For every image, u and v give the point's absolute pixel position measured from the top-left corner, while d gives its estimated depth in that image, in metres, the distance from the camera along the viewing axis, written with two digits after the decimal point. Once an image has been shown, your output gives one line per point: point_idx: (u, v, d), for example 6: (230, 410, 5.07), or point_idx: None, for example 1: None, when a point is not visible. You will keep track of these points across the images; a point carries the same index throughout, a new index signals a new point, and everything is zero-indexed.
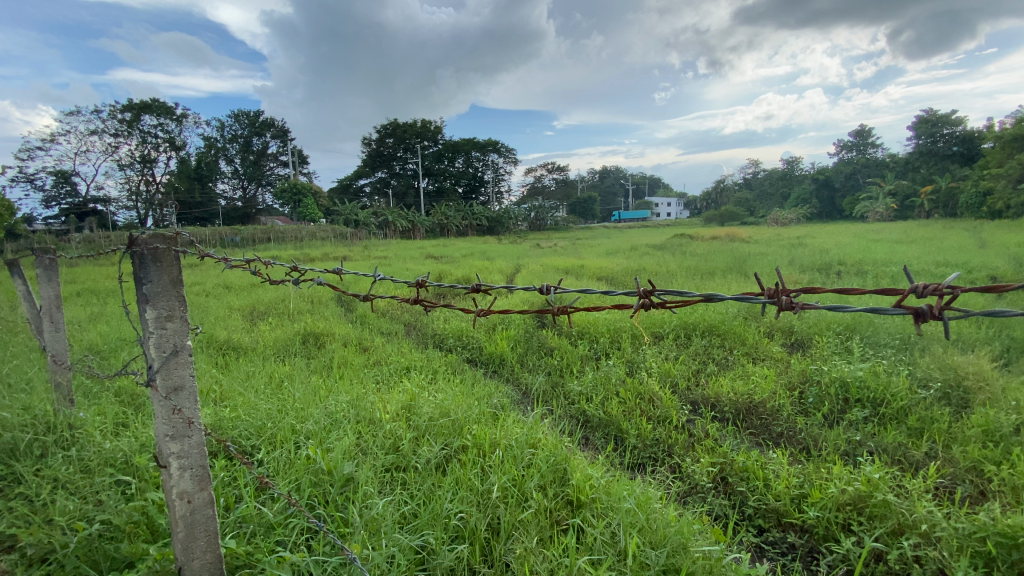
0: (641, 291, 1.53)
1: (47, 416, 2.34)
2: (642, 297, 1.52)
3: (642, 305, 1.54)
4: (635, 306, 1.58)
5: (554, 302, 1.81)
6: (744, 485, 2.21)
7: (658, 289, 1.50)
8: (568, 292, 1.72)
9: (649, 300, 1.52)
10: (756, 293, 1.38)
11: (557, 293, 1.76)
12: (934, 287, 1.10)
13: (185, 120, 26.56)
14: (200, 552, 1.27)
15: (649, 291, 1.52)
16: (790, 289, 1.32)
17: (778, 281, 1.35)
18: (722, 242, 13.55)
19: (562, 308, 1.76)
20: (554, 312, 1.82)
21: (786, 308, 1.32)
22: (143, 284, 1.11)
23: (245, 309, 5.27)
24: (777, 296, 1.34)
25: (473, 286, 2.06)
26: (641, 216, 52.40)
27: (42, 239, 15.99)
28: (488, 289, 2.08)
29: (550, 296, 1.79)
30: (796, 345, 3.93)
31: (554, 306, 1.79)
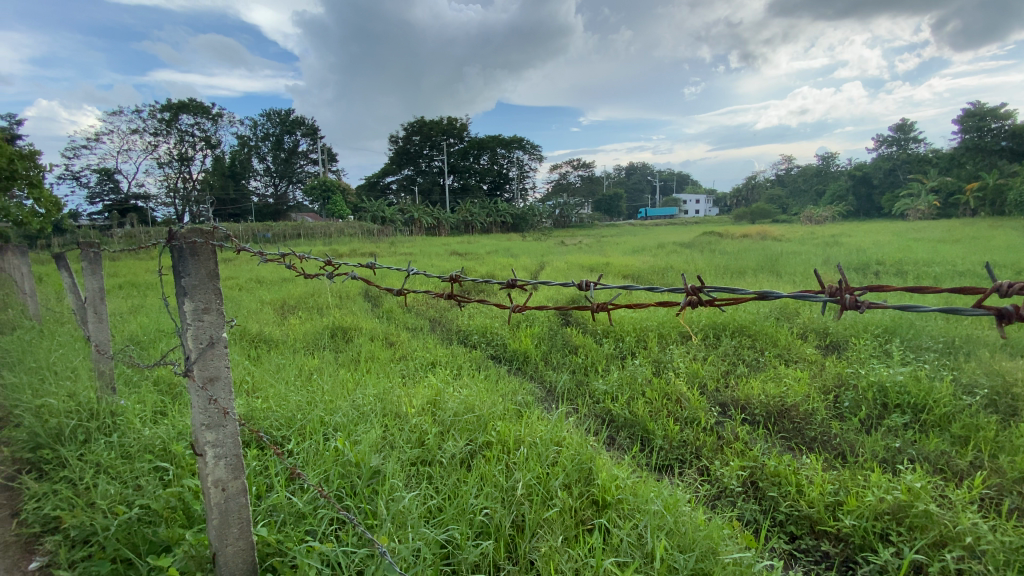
0: (688, 287, 1.48)
1: (91, 403, 2.45)
2: (690, 294, 1.47)
3: (689, 303, 1.49)
4: (680, 304, 1.52)
5: (592, 299, 1.74)
6: (776, 490, 2.14)
7: (709, 287, 1.44)
8: (611, 288, 1.66)
9: (697, 297, 1.47)
10: (816, 292, 1.30)
11: (597, 289, 1.70)
12: (1021, 287, 1.03)
13: (220, 119, 27.48)
14: (234, 538, 1.31)
15: (698, 288, 1.47)
16: (855, 287, 1.23)
17: (841, 277, 1.27)
18: (754, 239, 13.30)
19: (602, 305, 1.71)
20: (594, 310, 1.76)
21: (851, 307, 1.24)
22: (182, 277, 1.15)
23: (277, 303, 5.42)
24: (840, 294, 1.26)
25: (509, 282, 2.00)
26: (667, 214, 51.65)
27: (87, 233, 16.89)
28: (524, 285, 2.02)
29: (589, 292, 1.73)
30: (831, 347, 3.81)
31: (592, 303, 1.73)
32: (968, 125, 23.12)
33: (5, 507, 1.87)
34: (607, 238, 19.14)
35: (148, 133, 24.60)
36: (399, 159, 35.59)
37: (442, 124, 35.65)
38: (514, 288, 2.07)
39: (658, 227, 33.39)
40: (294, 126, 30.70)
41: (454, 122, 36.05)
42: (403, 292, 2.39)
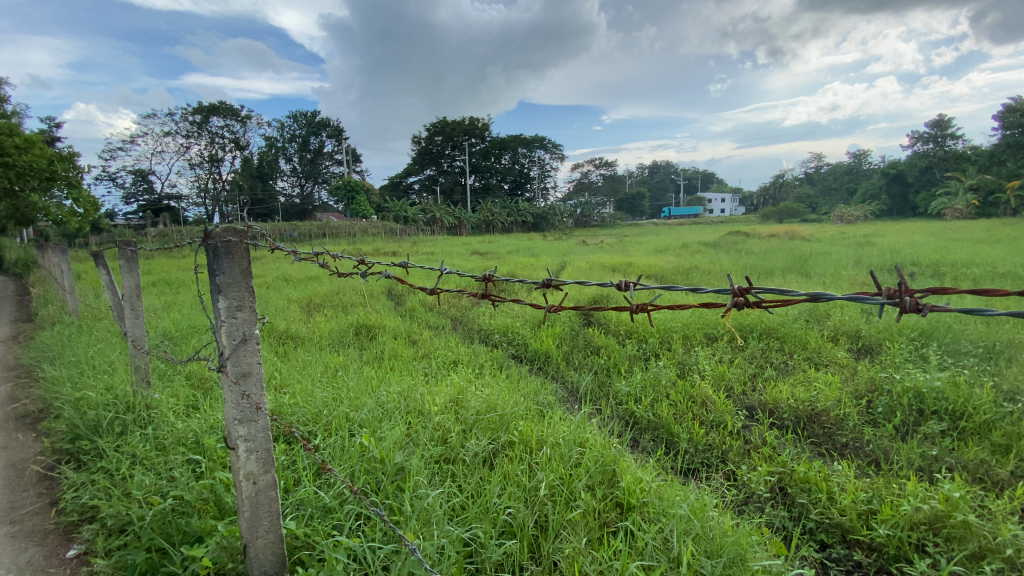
0: (735, 288, 1.40)
1: (127, 396, 2.54)
2: (736, 295, 1.40)
3: (735, 304, 1.41)
4: (726, 306, 1.45)
5: (632, 299, 1.68)
6: (805, 497, 2.09)
7: (757, 288, 1.37)
8: (651, 289, 1.59)
9: (744, 299, 1.39)
10: (872, 294, 1.19)
11: (637, 289, 1.62)
12: None
13: (249, 121, 28.20)
14: (264, 531, 1.34)
15: (746, 288, 1.39)
16: (916, 288, 1.11)
17: (901, 278, 1.15)
18: (782, 239, 13.03)
19: (642, 306, 1.64)
20: (634, 312, 1.70)
21: (911, 310, 1.12)
22: (216, 275, 1.17)
23: (303, 300, 5.52)
24: (899, 296, 1.14)
25: (545, 282, 1.98)
26: (690, 214, 50.85)
27: (123, 232, 17.58)
28: (561, 285, 1.99)
29: (629, 292, 1.66)
30: (863, 350, 3.70)
31: (632, 304, 1.66)
32: (1011, 121, 22.15)
33: (45, 496, 1.99)
34: (629, 238, 18.95)
35: (181, 135, 25.44)
36: (421, 159, 35.86)
37: (464, 124, 35.74)
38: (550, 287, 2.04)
39: (682, 226, 32.81)
40: (320, 128, 31.21)
41: (475, 122, 36.18)
42: (436, 292, 2.36)
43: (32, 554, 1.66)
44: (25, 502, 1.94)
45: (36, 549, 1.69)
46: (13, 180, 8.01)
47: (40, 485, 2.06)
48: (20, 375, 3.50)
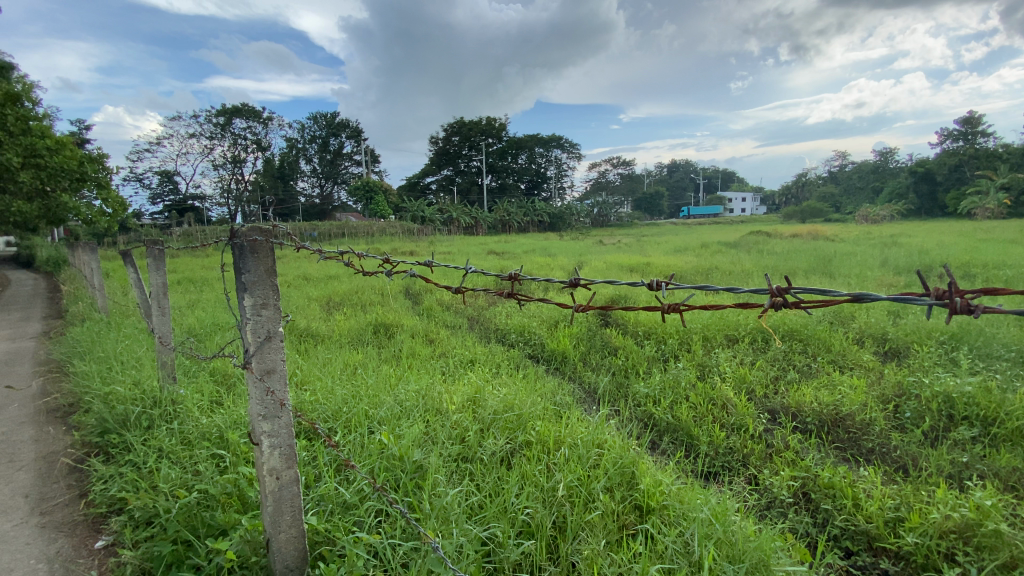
0: (772, 288, 1.33)
1: (154, 391, 2.61)
2: (774, 294, 1.32)
3: (773, 304, 1.33)
4: (763, 306, 1.37)
5: (663, 299, 1.59)
6: (830, 503, 2.04)
7: (796, 287, 1.30)
8: (685, 288, 1.50)
9: (783, 299, 1.31)
10: (919, 294, 1.14)
11: (669, 288, 1.53)
12: None
13: (270, 123, 28.71)
14: (286, 525, 1.36)
15: (785, 288, 1.31)
16: (968, 289, 1.05)
17: (951, 278, 1.09)
18: (805, 240, 12.77)
19: (674, 306, 1.54)
20: (665, 312, 1.60)
21: (962, 311, 1.06)
22: (242, 273, 1.20)
23: (323, 299, 5.59)
24: (948, 297, 1.08)
25: (572, 281, 1.91)
26: (709, 214, 50.16)
27: (149, 232, 18.06)
28: (589, 285, 1.91)
29: (661, 292, 1.57)
30: (889, 354, 3.60)
31: (664, 303, 1.57)
32: None
33: (75, 488, 2.05)
34: (647, 237, 18.78)
35: (205, 137, 26.04)
36: (438, 159, 36.03)
37: (481, 124, 35.85)
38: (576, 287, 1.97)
39: (701, 226, 32.39)
40: (339, 129, 31.59)
41: (492, 122, 36.23)
42: (460, 292, 2.30)
43: (62, 544, 1.72)
44: (56, 494, 2.01)
45: (66, 539, 1.74)
46: (45, 180, 8.27)
47: (70, 477, 2.12)
48: (52, 370, 3.62)
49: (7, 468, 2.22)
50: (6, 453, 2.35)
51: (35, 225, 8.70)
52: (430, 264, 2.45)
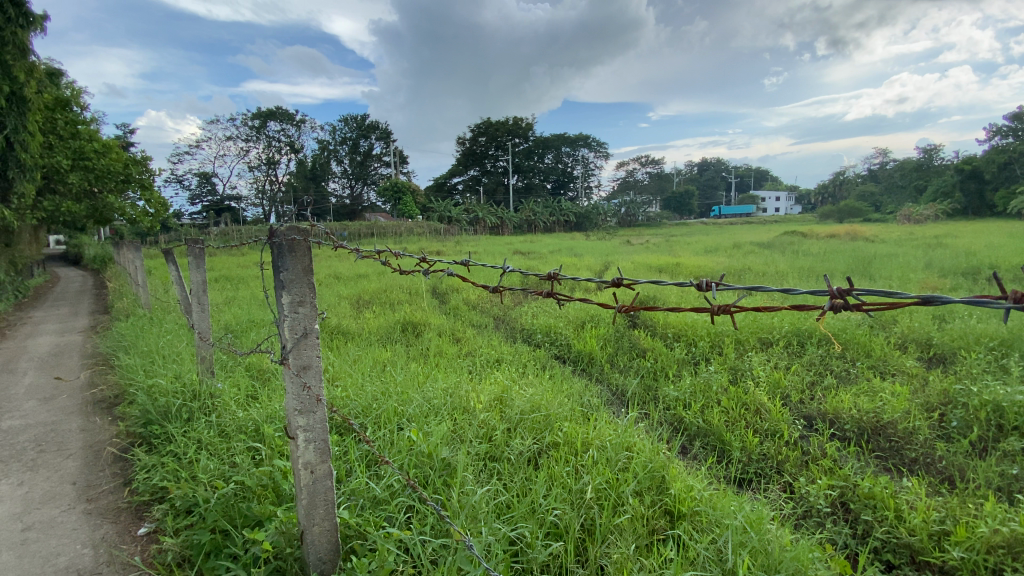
0: (832, 288, 1.16)
1: (193, 385, 2.71)
2: (834, 296, 1.15)
3: (831, 307, 1.17)
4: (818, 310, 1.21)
5: (712, 301, 1.42)
6: (870, 514, 1.96)
7: (858, 287, 1.12)
8: (737, 288, 1.33)
9: (843, 301, 1.14)
10: (995, 297, 1.05)
11: (721, 289, 1.37)
12: None
13: (302, 125, 29.47)
14: (320, 519, 1.38)
15: (846, 288, 1.13)
16: None
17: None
18: (843, 240, 12.35)
19: (724, 308, 1.35)
20: (715, 315, 1.42)
21: None
22: (280, 271, 1.23)
23: (353, 297, 5.70)
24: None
25: (615, 280, 1.73)
26: (741, 213, 49.00)
27: (189, 232, 18.80)
28: (632, 285, 1.73)
29: (710, 293, 1.39)
30: (934, 360, 3.44)
31: (713, 306, 1.39)
32: None
33: (119, 476, 2.15)
34: (677, 238, 18.50)
35: (241, 140, 26.94)
36: (465, 159, 36.23)
37: (508, 124, 35.93)
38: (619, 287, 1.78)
39: (731, 227, 31.68)
40: (369, 131, 32.11)
41: (519, 122, 36.27)
42: (498, 292, 2.13)
43: (107, 531, 1.80)
44: (102, 482, 2.10)
45: (110, 526, 1.82)
46: (93, 182, 8.68)
47: (115, 466, 2.23)
48: (99, 363, 3.80)
49: (56, 456, 2.34)
50: (56, 441, 2.48)
51: (85, 225, 9.15)
52: (468, 263, 2.37)
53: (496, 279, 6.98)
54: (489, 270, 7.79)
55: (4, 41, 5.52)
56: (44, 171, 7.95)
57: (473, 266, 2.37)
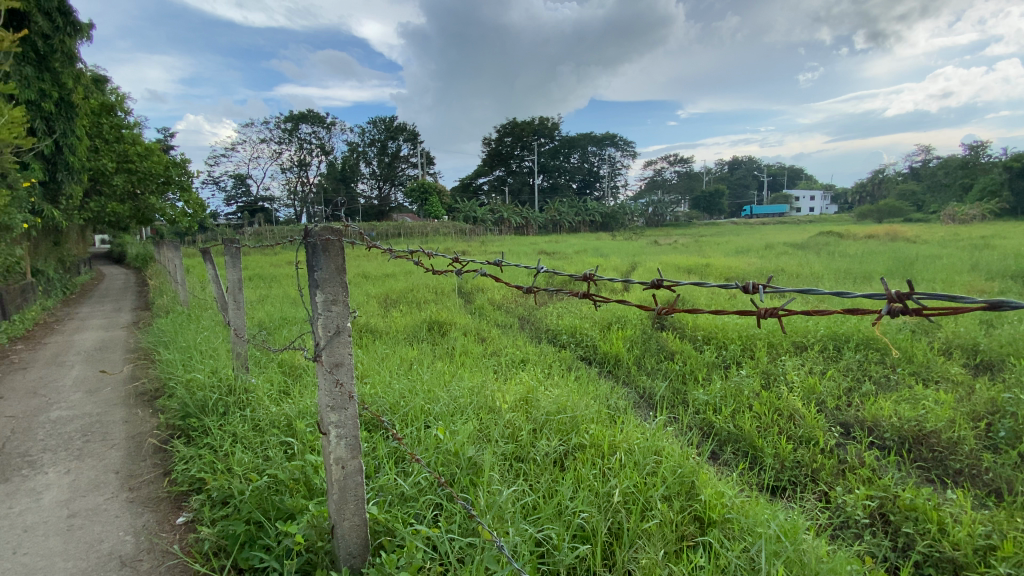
0: (889, 290, 1.03)
1: (229, 379, 2.80)
2: (891, 299, 1.03)
3: (888, 312, 1.05)
4: (872, 315, 1.08)
5: (758, 304, 1.29)
6: (911, 526, 1.88)
7: (920, 290, 0.99)
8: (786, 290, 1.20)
9: (902, 305, 1.02)
10: None
11: (769, 292, 1.23)
12: None
13: (332, 127, 30.12)
14: (350, 513, 1.41)
15: (906, 292, 1.00)
16: None
17: None
18: (883, 241, 11.92)
19: (772, 312, 1.23)
20: (761, 318, 1.30)
21: None
22: (314, 271, 1.26)
23: (381, 296, 5.80)
24: None
25: (654, 282, 1.59)
26: (772, 213, 47.77)
27: (225, 232, 19.46)
28: (673, 286, 1.59)
29: (758, 296, 1.26)
30: (981, 367, 3.28)
31: (759, 309, 1.27)
32: None
33: (159, 466, 2.24)
34: (705, 238, 18.16)
35: (274, 142, 27.73)
36: (491, 160, 36.34)
37: (534, 124, 35.93)
38: (659, 288, 1.64)
39: (762, 227, 30.89)
40: (396, 133, 32.54)
41: (545, 122, 36.24)
42: (532, 292, 2.04)
43: (148, 519, 1.87)
44: (143, 471, 2.20)
45: (151, 514, 1.90)
46: (136, 184, 9.07)
47: (156, 456, 2.32)
48: (140, 357, 3.97)
49: (102, 445, 2.45)
50: (101, 431, 2.61)
51: (128, 225, 9.55)
52: (501, 263, 2.33)
53: (522, 279, 6.99)
54: (515, 270, 7.80)
55: (53, 49, 5.81)
56: (91, 173, 8.33)
57: (507, 266, 2.33)
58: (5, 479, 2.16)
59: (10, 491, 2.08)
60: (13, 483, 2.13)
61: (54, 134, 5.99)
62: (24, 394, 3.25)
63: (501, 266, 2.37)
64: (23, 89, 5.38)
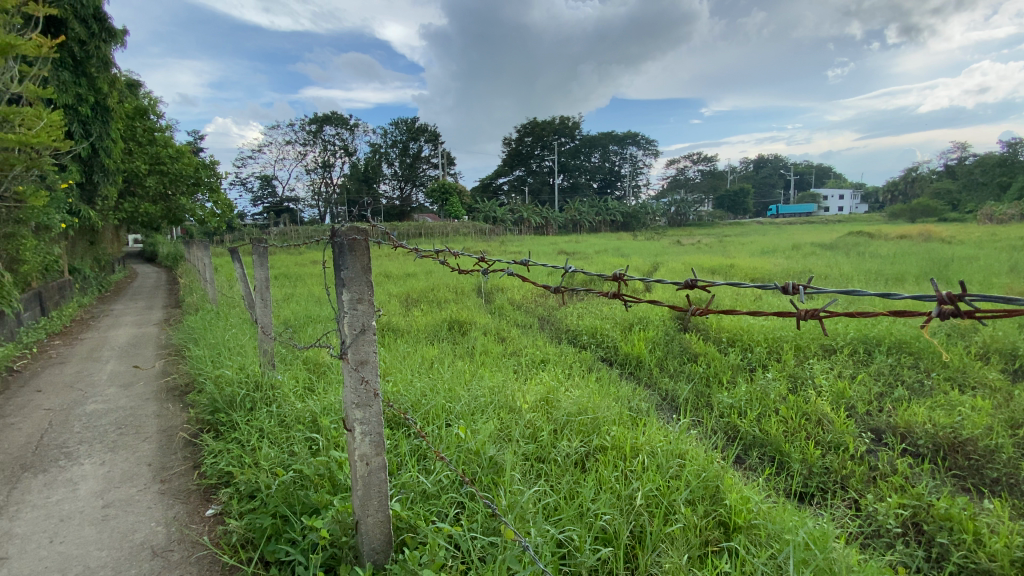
0: (939, 292, 0.99)
1: (256, 376, 2.86)
2: (942, 301, 0.98)
3: (938, 314, 1.00)
4: (920, 317, 1.04)
5: (798, 306, 1.26)
6: (946, 537, 1.82)
7: (973, 292, 0.95)
8: (828, 291, 1.16)
9: (954, 308, 0.98)
10: None
11: (810, 293, 1.20)
12: None
13: (355, 128, 30.58)
14: (374, 510, 1.43)
15: (958, 293, 0.96)
16: None
17: None
18: (916, 241, 11.55)
19: (813, 314, 1.19)
20: (801, 319, 1.27)
21: None
22: (341, 270, 1.28)
23: (403, 295, 5.87)
24: None
25: (688, 282, 1.55)
26: (799, 212, 46.68)
27: (252, 232, 19.95)
28: (707, 287, 1.55)
29: (798, 297, 1.22)
30: (1021, 373, 3.15)
31: (798, 311, 1.24)
32: None
33: (189, 460, 2.31)
34: (729, 237, 17.87)
35: (299, 144, 28.29)
36: (511, 160, 36.32)
37: (555, 124, 35.86)
38: (693, 288, 1.60)
39: (787, 227, 30.23)
40: (418, 133, 32.79)
41: (566, 121, 36.14)
42: (559, 292, 2.01)
43: (178, 510, 1.93)
44: (174, 464, 2.26)
45: (181, 506, 1.96)
46: (167, 185, 9.36)
47: (186, 449, 2.40)
48: (171, 353, 4.09)
49: (135, 438, 2.54)
50: (134, 424, 2.70)
51: (160, 225, 9.86)
52: (526, 263, 2.28)
53: (542, 279, 6.99)
54: (536, 270, 7.80)
55: (89, 55, 6.01)
56: (125, 175, 8.64)
57: (532, 266, 2.29)
58: (44, 470, 2.25)
59: (49, 481, 2.16)
60: (51, 473, 2.23)
61: (90, 137, 6.20)
62: (62, 387, 3.39)
63: (528, 266, 2.32)
64: (60, 94, 5.60)
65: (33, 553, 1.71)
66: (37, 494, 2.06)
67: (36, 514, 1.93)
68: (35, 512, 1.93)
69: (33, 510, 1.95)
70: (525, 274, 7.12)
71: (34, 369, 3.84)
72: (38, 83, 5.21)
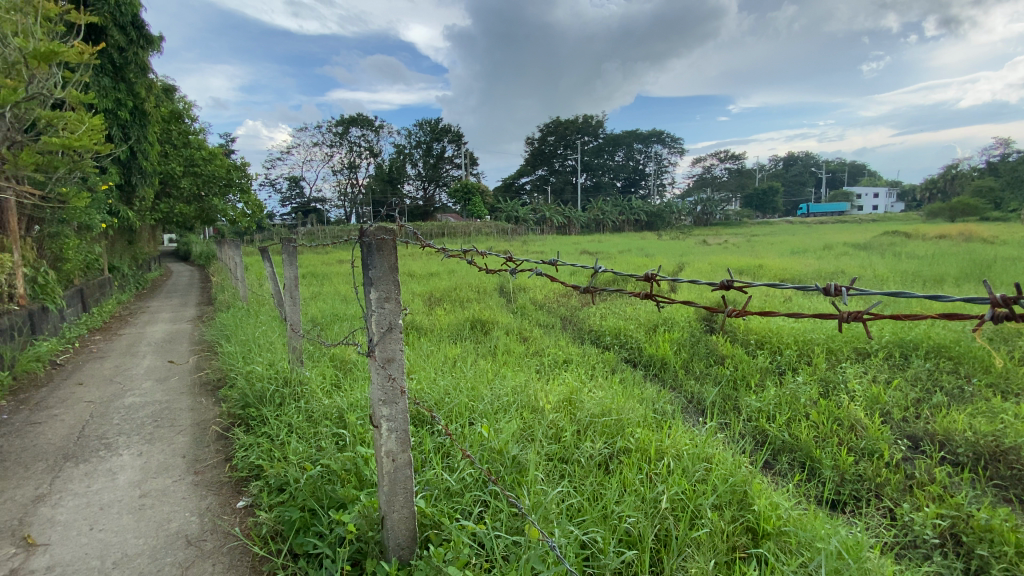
0: (993, 294, 0.94)
1: (285, 372, 2.93)
2: (995, 304, 0.94)
3: (990, 317, 0.96)
4: (971, 320, 1.00)
5: (840, 308, 1.22)
6: (986, 548, 1.74)
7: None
8: (873, 293, 1.12)
9: (1008, 311, 0.94)
10: None
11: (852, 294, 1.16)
12: None
13: (380, 130, 31.03)
14: (399, 505, 1.45)
15: (1014, 296, 0.92)
16: None
17: None
18: (957, 241, 11.09)
19: (856, 317, 1.15)
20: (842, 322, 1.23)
21: None
22: (369, 269, 1.30)
23: (426, 294, 5.93)
24: None
25: (723, 283, 1.51)
26: (830, 211, 45.31)
27: (280, 232, 20.46)
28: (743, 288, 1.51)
29: (840, 299, 1.19)
30: None
31: (840, 313, 1.20)
32: None
33: (221, 453, 2.38)
34: (757, 237, 17.47)
35: (325, 145, 28.87)
36: (534, 159, 36.28)
37: (578, 123, 35.69)
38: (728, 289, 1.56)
39: (818, 227, 29.41)
40: (441, 134, 33.03)
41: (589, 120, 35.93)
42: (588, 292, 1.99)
43: (211, 501, 2.00)
44: (206, 457, 2.34)
45: (214, 497, 2.02)
46: (201, 186, 9.67)
47: (218, 443, 2.47)
48: (204, 349, 4.23)
49: (170, 431, 2.63)
50: (169, 417, 2.80)
51: (194, 225, 10.19)
52: (555, 263, 2.25)
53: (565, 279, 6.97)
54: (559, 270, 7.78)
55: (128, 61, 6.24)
56: (162, 177, 8.96)
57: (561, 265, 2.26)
58: (86, 459, 2.36)
59: (90, 470, 2.26)
60: (92, 463, 2.33)
61: (128, 140, 6.46)
62: (102, 381, 3.54)
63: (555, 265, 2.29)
64: (101, 100, 5.85)
65: (74, 539, 1.79)
66: (79, 483, 2.16)
67: (77, 502, 2.02)
68: (77, 500, 2.03)
69: (75, 498, 2.05)
70: (551, 274, 7.11)
71: (76, 363, 4.01)
72: (81, 88, 5.45)
